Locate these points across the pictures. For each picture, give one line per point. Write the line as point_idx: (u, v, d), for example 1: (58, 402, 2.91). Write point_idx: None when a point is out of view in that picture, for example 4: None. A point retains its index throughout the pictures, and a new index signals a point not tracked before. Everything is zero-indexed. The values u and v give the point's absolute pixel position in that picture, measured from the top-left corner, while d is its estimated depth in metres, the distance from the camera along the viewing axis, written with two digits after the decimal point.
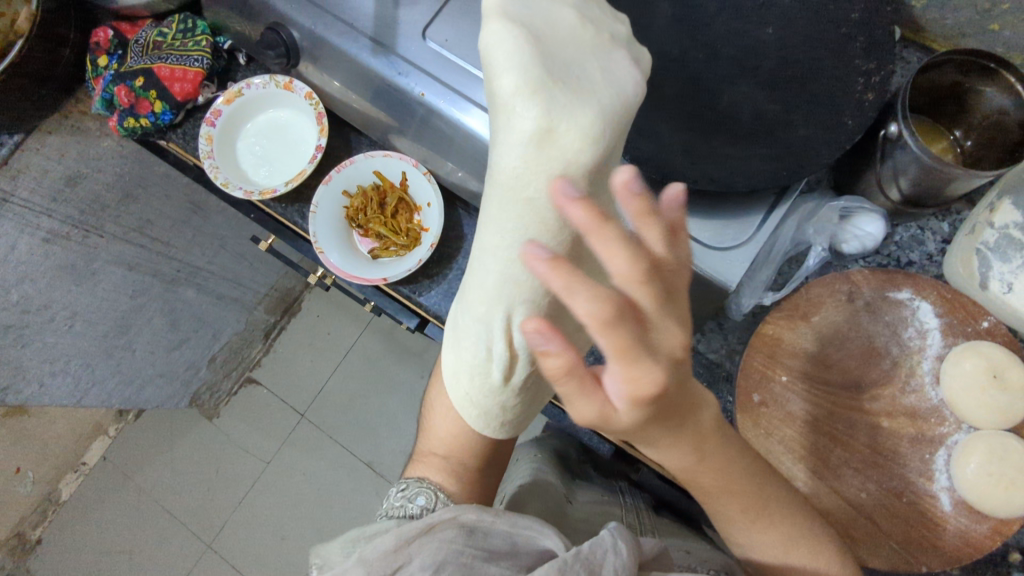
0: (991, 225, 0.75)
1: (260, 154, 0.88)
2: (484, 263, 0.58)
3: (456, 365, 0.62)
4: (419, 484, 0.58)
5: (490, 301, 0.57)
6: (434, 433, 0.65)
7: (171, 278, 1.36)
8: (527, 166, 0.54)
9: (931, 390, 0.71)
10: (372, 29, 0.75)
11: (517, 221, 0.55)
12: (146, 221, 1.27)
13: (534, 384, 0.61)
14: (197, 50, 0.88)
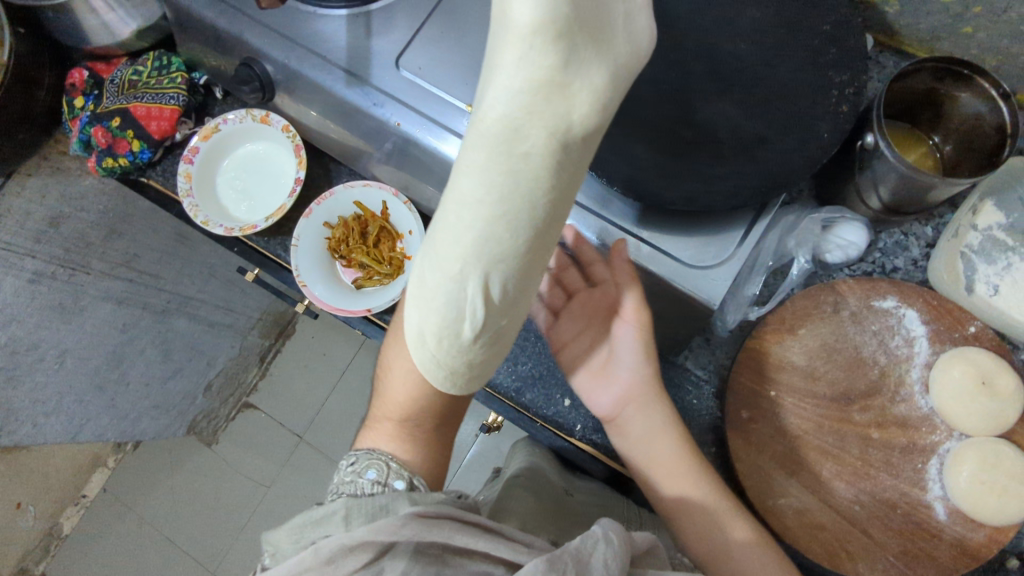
0: (974, 228, 0.77)
1: (240, 190, 0.88)
2: (459, 216, 0.45)
3: (423, 324, 0.51)
4: (371, 454, 0.58)
5: (465, 265, 0.46)
6: (388, 389, 0.63)
7: (162, 311, 1.36)
8: (520, 115, 0.42)
9: (921, 399, 0.70)
10: (346, 60, 0.76)
11: (507, 172, 0.43)
12: (132, 254, 1.25)
13: (504, 341, 0.53)
14: (172, 87, 0.88)
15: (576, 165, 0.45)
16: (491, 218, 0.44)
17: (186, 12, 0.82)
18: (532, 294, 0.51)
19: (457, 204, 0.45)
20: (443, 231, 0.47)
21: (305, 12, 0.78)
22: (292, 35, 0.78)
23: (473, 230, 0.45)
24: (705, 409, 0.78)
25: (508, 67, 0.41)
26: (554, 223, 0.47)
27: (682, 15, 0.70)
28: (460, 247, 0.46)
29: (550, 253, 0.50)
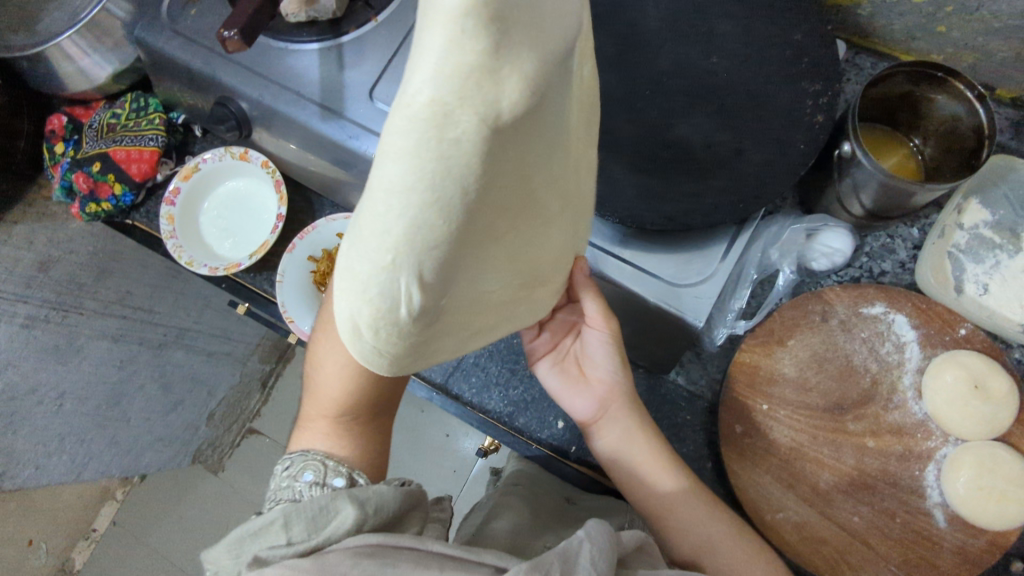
0: (961, 227, 0.76)
1: (223, 227, 0.88)
2: (383, 206, 0.37)
3: (353, 319, 0.42)
4: (308, 454, 0.61)
5: (394, 262, 0.38)
6: (319, 381, 0.66)
7: (159, 345, 1.36)
8: (452, 93, 0.35)
9: (915, 405, 0.70)
10: (319, 95, 0.76)
11: (438, 157, 0.36)
12: (125, 292, 1.25)
13: (435, 327, 0.47)
14: (151, 129, 0.89)
15: (502, 145, 0.39)
16: (423, 212, 0.36)
17: (158, 54, 0.82)
18: (460, 273, 0.45)
19: (379, 195, 0.36)
20: (364, 221, 0.38)
21: (277, 49, 0.79)
22: (265, 72, 0.78)
23: (401, 224, 0.36)
24: (699, 425, 0.77)
25: (433, 42, 0.34)
26: (483, 205, 0.41)
27: (651, 31, 0.69)
28: (387, 242, 0.37)
29: (480, 234, 0.44)
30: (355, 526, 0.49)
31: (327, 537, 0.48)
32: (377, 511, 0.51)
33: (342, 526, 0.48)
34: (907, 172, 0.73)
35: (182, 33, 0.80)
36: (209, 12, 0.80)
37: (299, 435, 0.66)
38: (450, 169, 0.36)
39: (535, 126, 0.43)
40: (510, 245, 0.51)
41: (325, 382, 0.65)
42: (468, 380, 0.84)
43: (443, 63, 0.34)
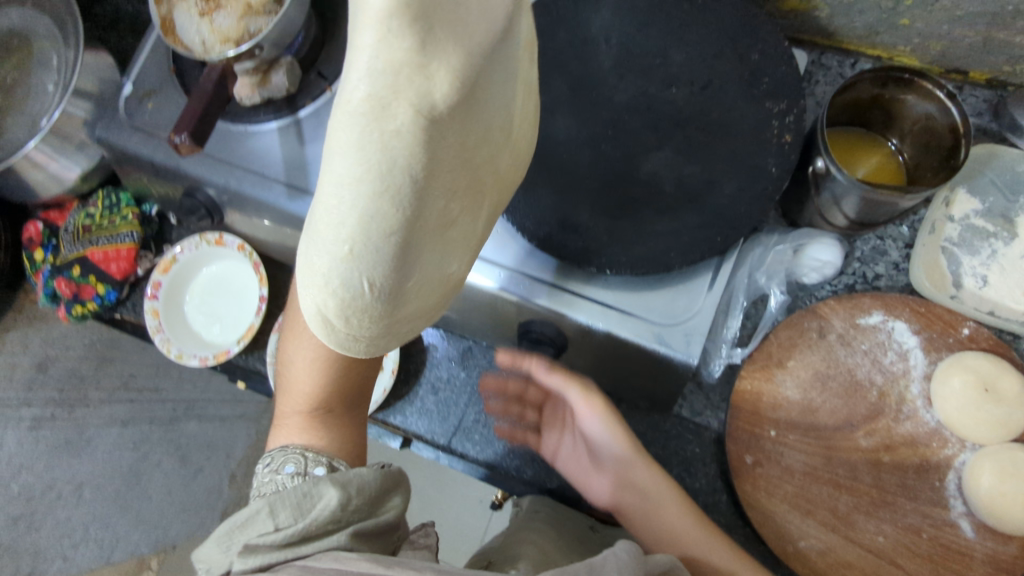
0: (951, 220, 0.74)
1: (209, 312, 0.88)
2: (335, 199, 0.37)
3: (319, 308, 0.42)
4: (288, 448, 0.61)
5: (353, 251, 0.38)
6: (287, 379, 0.66)
7: (169, 421, 1.20)
8: (386, 90, 0.34)
9: (926, 413, 0.68)
10: (284, 175, 0.75)
11: (381, 156, 0.36)
12: (130, 374, 1.17)
13: (404, 310, 0.45)
14: (125, 226, 0.89)
15: (445, 136, 0.38)
16: (370, 202, 0.36)
17: (120, 151, 0.81)
18: (421, 264, 0.44)
19: (330, 187, 0.37)
20: (319, 212, 0.38)
21: (237, 131, 0.78)
22: (227, 158, 0.77)
23: (352, 214, 0.37)
24: (710, 457, 0.75)
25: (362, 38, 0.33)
26: (436, 197, 0.40)
27: (606, 69, 0.68)
28: (341, 232, 0.38)
29: (437, 223, 0.43)
30: (339, 505, 0.51)
31: (315, 518, 0.50)
32: (359, 492, 0.54)
33: (328, 506, 0.51)
34: (889, 176, 0.71)
35: (142, 127, 0.79)
36: (165, 103, 0.80)
37: (276, 432, 0.66)
38: (393, 160, 0.36)
39: (478, 107, 0.41)
40: (471, 223, 0.49)
41: (292, 385, 0.65)
42: (472, 437, 0.82)
43: (373, 59, 0.33)
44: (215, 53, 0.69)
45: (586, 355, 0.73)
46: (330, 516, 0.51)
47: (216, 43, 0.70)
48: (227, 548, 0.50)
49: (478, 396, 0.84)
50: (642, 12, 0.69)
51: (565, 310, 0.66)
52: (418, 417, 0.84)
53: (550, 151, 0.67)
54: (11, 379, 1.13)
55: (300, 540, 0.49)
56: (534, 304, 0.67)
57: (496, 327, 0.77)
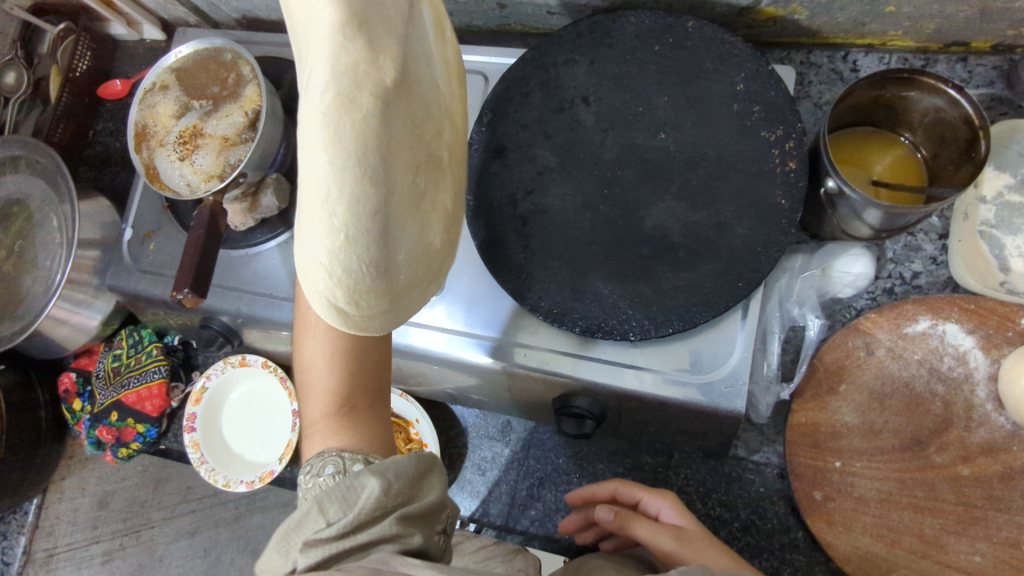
0: (984, 201, 0.70)
1: (247, 432, 0.88)
2: (321, 183, 0.38)
3: (331, 299, 0.42)
4: (326, 452, 0.53)
5: (348, 233, 0.39)
6: (306, 382, 0.56)
7: (235, 519, 1.12)
8: (345, 83, 0.38)
9: (999, 416, 0.64)
10: (293, 292, 0.75)
11: (356, 138, 0.38)
12: (187, 487, 1.13)
13: (406, 290, 0.45)
14: (152, 361, 0.90)
15: (401, 117, 0.41)
16: (354, 181, 0.38)
17: (133, 295, 0.82)
18: (410, 239, 0.44)
19: (315, 177, 0.39)
20: (308, 203, 0.39)
21: (238, 257, 0.78)
22: (235, 287, 0.77)
23: (339, 199, 0.38)
24: (777, 494, 0.73)
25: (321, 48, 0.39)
26: (405, 169, 0.42)
27: (589, 128, 0.66)
28: (333, 212, 0.38)
29: (415, 197, 0.44)
30: (382, 491, 0.47)
31: (362, 506, 0.46)
32: (400, 475, 0.49)
33: (373, 494, 0.47)
34: (909, 174, 0.67)
35: (148, 270, 0.80)
36: (166, 242, 0.81)
37: (306, 444, 0.56)
38: (367, 141, 0.38)
39: (420, 92, 0.45)
40: (449, 201, 0.50)
41: (312, 388, 0.55)
42: (529, 513, 0.81)
43: (334, 63, 0.38)
44: (203, 193, 0.69)
45: (628, 417, 0.70)
46: (375, 503, 0.46)
47: (201, 182, 0.70)
48: (287, 553, 0.46)
49: (527, 469, 0.82)
50: (613, 62, 0.67)
51: (593, 380, 0.64)
52: (473, 500, 0.83)
53: (550, 224, 0.65)
54: (76, 520, 1.13)
55: (353, 532, 0.45)
56: (561, 374, 0.65)
57: (533, 401, 0.75)
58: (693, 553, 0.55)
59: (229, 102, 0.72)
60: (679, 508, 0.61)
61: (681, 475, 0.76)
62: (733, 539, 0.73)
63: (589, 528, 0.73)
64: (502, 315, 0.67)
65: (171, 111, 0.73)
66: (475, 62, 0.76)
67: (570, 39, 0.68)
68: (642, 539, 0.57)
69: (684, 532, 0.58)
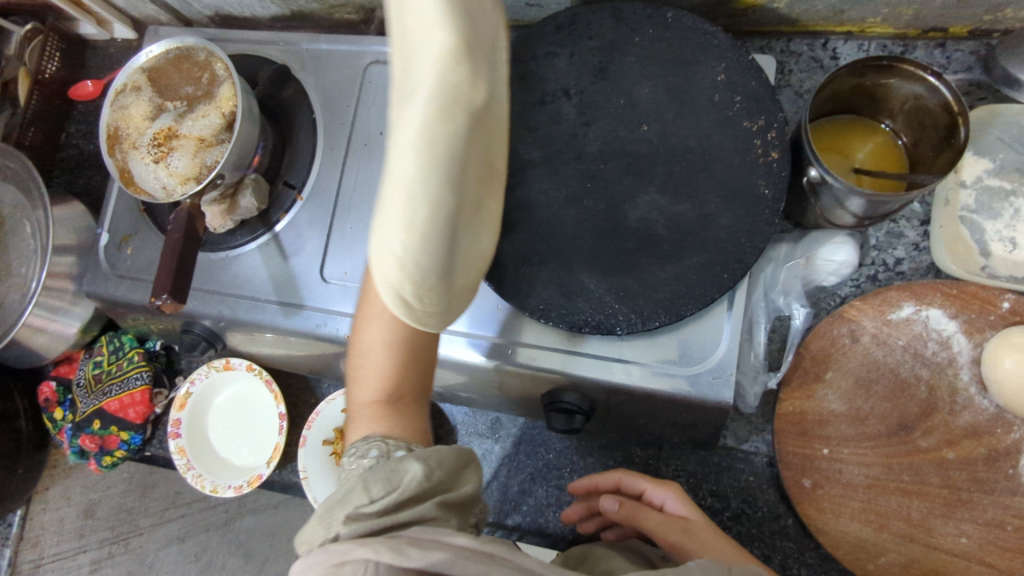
0: (964, 185, 0.70)
1: (234, 436, 0.86)
2: (410, 180, 0.33)
3: (399, 293, 0.38)
4: (369, 437, 0.52)
5: (428, 235, 0.34)
6: (358, 370, 0.55)
7: (225, 522, 1.12)
8: (447, 91, 0.32)
9: (983, 399, 0.65)
10: (274, 294, 0.74)
11: (447, 154, 0.33)
12: (175, 493, 1.12)
13: (458, 298, 0.43)
14: (134, 368, 0.88)
15: (486, 130, 0.36)
16: (442, 184, 0.33)
17: (111, 301, 0.80)
18: (468, 247, 0.40)
19: (399, 170, 0.33)
20: (387, 195, 0.34)
21: (218, 259, 0.77)
22: (216, 290, 0.76)
23: (423, 202, 0.33)
24: (766, 482, 0.73)
25: (427, 43, 0.33)
26: (477, 181, 0.38)
27: (572, 121, 0.65)
28: (415, 211, 0.33)
29: (478, 207, 0.40)
30: (426, 475, 0.46)
31: (407, 487, 0.45)
32: (443, 463, 0.48)
33: (417, 477, 0.46)
34: (890, 160, 0.68)
35: (126, 275, 0.79)
36: (144, 246, 0.79)
37: (349, 432, 0.55)
38: (462, 145, 0.34)
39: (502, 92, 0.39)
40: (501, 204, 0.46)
41: (366, 376, 0.55)
42: (520, 508, 0.81)
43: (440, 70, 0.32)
44: (180, 196, 0.68)
45: (617, 411, 0.70)
46: (420, 485, 0.45)
47: (177, 185, 0.69)
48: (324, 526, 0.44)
49: (517, 465, 0.82)
50: (593, 54, 0.66)
51: (583, 375, 0.64)
52: None
53: (534, 219, 0.64)
54: (61, 530, 1.12)
55: (396, 510, 0.44)
56: (552, 370, 0.65)
57: (522, 398, 0.74)
58: (700, 546, 0.57)
59: (204, 103, 0.71)
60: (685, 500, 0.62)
61: (671, 466, 0.77)
62: (724, 529, 0.73)
63: (591, 519, 0.73)
64: (487, 312, 0.67)
65: (145, 113, 0.72)
66: None
67: (549, 32, 0.68)
68: (648, 531, 0.60)
69: (688, 524, 0.60)
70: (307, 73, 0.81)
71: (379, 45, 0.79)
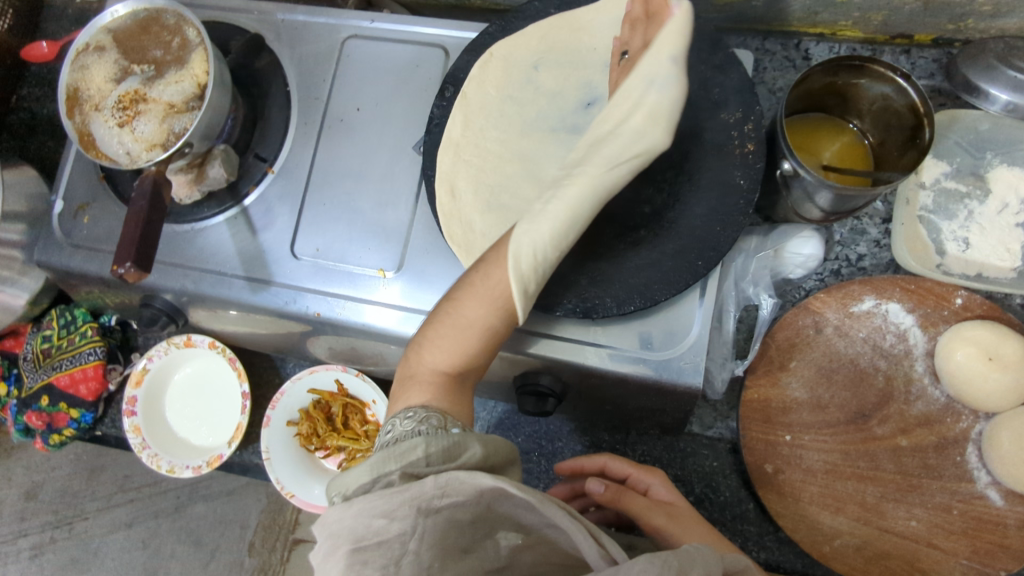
0: (924, 187, 0.74)
1: (194, 416, 0.84)
2: (581, 204, 0.53)
3: (524, 284, 0.52)
4: (428, 410, 0.50)
5: (561, 246, 0.53)
6: (439, 337, 0.54)
7: (177, 509, 1.06)
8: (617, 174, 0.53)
9: (935, 390, 0.68)
10: (242, 269, 0.72)
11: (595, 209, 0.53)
12: (125, 477, 1.08)
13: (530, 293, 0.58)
14: (87, 342, 0.85)
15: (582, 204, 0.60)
16: (584, 218, 0.53)
17: (66, 272, 0.76)
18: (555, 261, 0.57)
19: (579, 191, 0.53)
20: (560, 201, 0.53)
21: (183, 231, 0.74)
22: (180, 262, 0.73)
23: (572, 225, 0.53)
24: (730, 468, 0.75)
25: (643, 131, 0.52)
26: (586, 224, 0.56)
27: None
28: (569, 224, 0.53)
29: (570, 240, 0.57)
30: (485, 456, 0.47)
31: (466, 463, 0.46)
32: (500, 451, 0.49)
33: (477, 456, 0.46)
34: (856, 159, 0.71)
35: (82, 245, 0.75)
36: (102, 215, 0.76)
37: (404, 392, 0.53)
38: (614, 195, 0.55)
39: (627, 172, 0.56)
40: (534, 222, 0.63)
41: (446, 347, 0.54)
42: None
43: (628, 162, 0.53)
44: (144, 162, 0.65)
45: (588, 395, 0.71)
46: (478, 464, 0.46)
47: (143, 151, 0.66)
48: (373, 475, 0.45)
49: None
50: None
51: (558, 358, 0.64)
52: None
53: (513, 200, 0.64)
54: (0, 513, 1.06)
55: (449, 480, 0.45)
56: (526, 353, 0.65)
57: (493, 380, 0.74)
58: (680, 531, 0.58)
59: (174, 69, 0.68)
60: (670, 485, 0.63)
61: (638, 451, 0.78)
62: None
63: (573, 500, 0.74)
64: None
65: (108, 75, 0.68)
66: (434, 35, 0.75)
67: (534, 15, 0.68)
68: (632, 514, 0.60)
69: (673, 508, 0.61)
70: (282, 44, 0.78)
71: (359, 19, 0.77)
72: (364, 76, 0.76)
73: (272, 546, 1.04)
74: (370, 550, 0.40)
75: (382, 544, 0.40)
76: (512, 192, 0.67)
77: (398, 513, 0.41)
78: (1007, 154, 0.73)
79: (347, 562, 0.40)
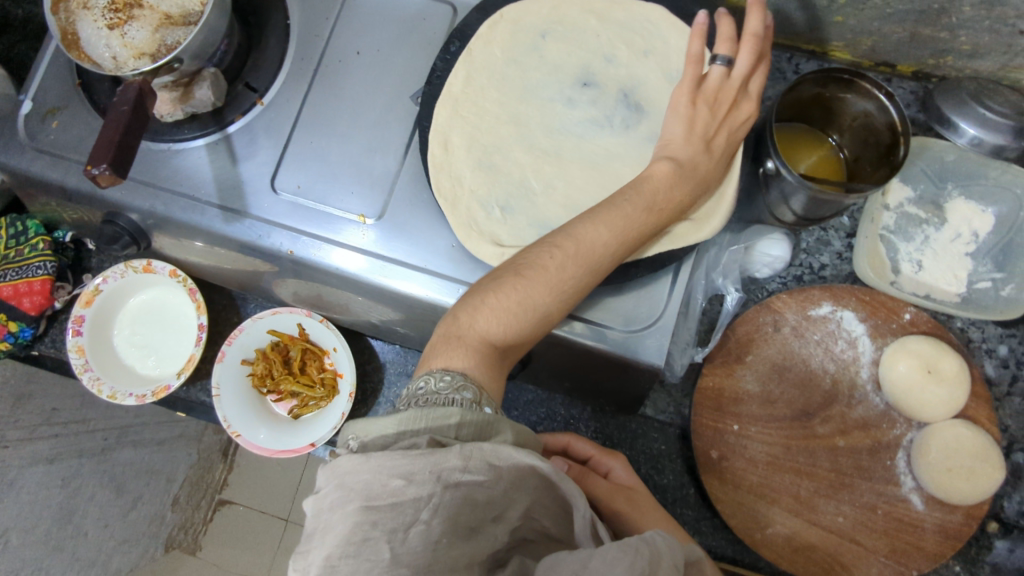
0: (888, 209, 0.78)
1: (143, 344, 0.81)
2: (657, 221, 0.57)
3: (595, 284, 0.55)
4: (465, 379, 0.48)
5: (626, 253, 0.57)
6: (500, 309, 0.52)
7: (102, 452, 0.96)
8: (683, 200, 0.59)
9: (875, 396, 0.72)
10: (217, 197, 0.70)
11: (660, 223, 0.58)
12: None
13: None
14: (37, 255, 0.81)
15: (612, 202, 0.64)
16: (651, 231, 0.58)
17: (27, 177, 0.73)
18: None
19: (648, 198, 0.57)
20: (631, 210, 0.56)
21: (159, 151, 0.72)
22: (152, 180, 0.71)
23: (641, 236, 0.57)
24: (676, 453, 0.78)
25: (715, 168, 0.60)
26: None
27: None
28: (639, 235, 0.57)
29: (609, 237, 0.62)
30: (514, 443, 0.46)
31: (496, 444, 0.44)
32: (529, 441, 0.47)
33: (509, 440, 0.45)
34: (830, 172, 0.74)
35: (47, 149, 0.72)
36: (73, 122, 0.72)
37: (445, 350, 0.50)
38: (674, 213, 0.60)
39: None
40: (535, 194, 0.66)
41: (501, 321, 0.52)
42: None
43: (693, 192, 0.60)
44: (129, 70, 0.63)
45: (552, 364, 0.72)
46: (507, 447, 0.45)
47: (129, 58, 0.64)
48: (400, 432, 0.43)
49: None
50: None
51: None
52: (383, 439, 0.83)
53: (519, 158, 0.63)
54: None
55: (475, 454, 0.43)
56: None
57: None
58: (638, 514, 0.60)
59: None
60: (630, 468, 0.65)
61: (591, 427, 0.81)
62: None
63: None
64: (440, 250, 0.67)
65: None
66: None
67: None
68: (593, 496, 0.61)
69: (630, 492, 0.62)
70: None
71: None
72: (370, 22, 0.75)
73: (197, 504, 1.03)
74: (382, 511, 0.38)
75: (395, 507, 0.38)
76: (504, 154, 0.67)
77: (417, 478, 0.39)
78: (965, 187, 0.78)
79: (355, 521, 0.37)
